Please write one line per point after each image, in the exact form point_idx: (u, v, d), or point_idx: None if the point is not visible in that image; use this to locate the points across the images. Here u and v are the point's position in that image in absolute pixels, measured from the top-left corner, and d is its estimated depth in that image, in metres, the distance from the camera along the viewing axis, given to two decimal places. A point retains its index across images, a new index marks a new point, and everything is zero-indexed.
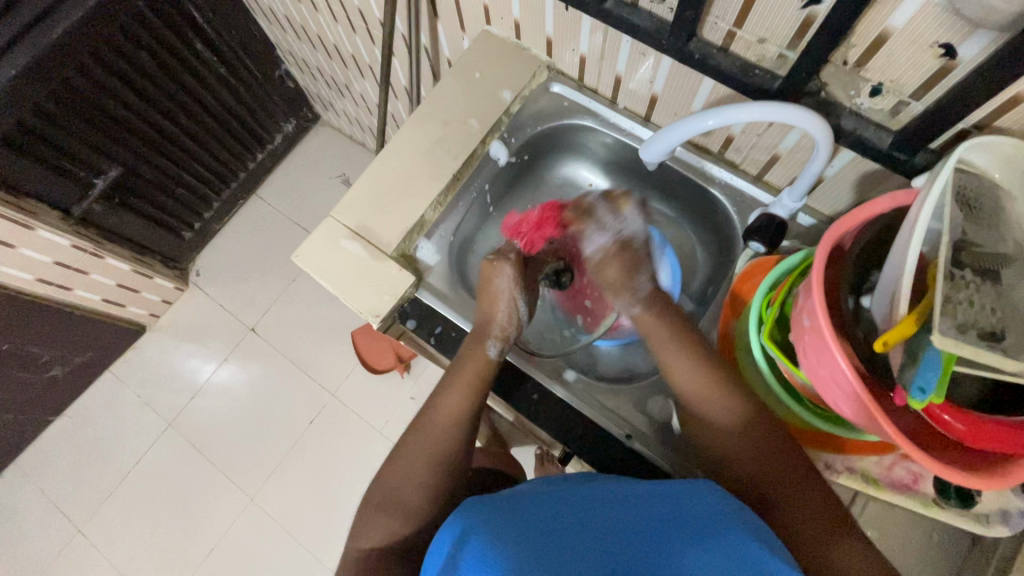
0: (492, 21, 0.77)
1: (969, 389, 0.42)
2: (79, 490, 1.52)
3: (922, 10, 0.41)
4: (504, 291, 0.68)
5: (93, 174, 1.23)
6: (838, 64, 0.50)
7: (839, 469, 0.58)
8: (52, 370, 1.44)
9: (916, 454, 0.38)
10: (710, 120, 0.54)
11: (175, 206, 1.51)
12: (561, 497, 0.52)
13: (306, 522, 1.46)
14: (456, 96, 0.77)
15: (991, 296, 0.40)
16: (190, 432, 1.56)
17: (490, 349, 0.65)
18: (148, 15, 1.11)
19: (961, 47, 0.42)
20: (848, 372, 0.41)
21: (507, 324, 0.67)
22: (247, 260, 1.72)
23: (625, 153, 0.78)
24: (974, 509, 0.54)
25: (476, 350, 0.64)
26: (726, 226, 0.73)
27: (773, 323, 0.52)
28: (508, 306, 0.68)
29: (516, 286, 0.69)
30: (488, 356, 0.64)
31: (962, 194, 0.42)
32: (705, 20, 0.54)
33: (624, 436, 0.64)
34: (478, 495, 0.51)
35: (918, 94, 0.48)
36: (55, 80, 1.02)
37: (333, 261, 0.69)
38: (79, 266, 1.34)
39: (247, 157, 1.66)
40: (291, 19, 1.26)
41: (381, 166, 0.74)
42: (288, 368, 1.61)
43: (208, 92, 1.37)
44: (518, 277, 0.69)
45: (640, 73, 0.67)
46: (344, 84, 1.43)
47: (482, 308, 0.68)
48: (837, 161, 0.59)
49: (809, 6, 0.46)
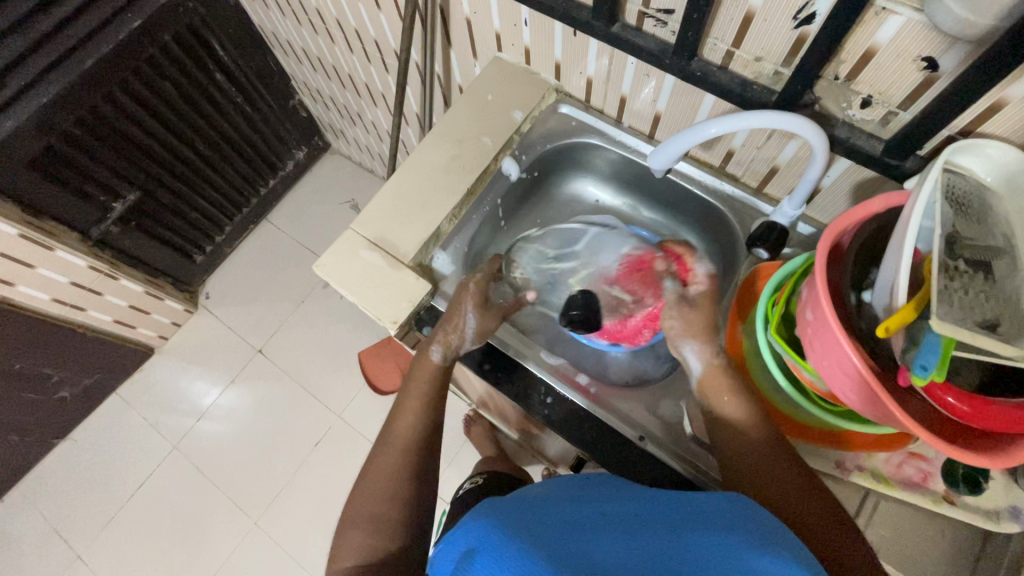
0: (503, 48, 0.82)
1: (970, 376, 0.43)
2: (81, 515, 1.50)
3: (904, 27, 0.45)
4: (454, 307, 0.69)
5: (112, 198, 1.27)
6: (830, 78, 0.54)
7: (850, 467, 0.59)
8: (60, 392, 1.45)
9: (924, 435, 0.40)
10: (713, 129, 0.57)
11: (188, 229, 1.55)
12: (559, 504, 0.52)
13: (310, 546, 1.44)
14: (470, 116, 0.81)
15: (984, 286, 0.42)
16: (195, 455, 1.55)
17: (433, 354, 0.67)
18: (174, 48, 1.18)
19: (942, 59, 0.46)
20: (850, 352, 0.42)
21: (461, 329, 0.67)
22: (257, 282, 1.75)
23: (630, 169, 0.83)
24: (983, 505, 0.56)
25: (422, 356, 0.67)
26: (729, 236, 0.76)
27: (779, 321, 0.55)
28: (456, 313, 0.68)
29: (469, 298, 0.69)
30: (429, 359, 0.67)
31: (951, 192, 0.45)
32: (705, 41, 0.59)
33: (637, 438, 0.66)
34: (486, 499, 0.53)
35: (906, 105, 0.52)
36: (83, 108, 1.08)
37: (351, 271, 0.72)
38: (94, 286, 1.36)
39: (260, 183, 1.71)
40: (308, 52, 1.33)
41: (398, 182, 0.78)
42: (295, 389, 1.61)
43: (226, 122, 1.44)
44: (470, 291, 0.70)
45: (644, 93, 0.71)
46: (356, 113, 1.49)
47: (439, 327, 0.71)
48: (834, 170, 0.62)
49: (801, 26, 0.51)
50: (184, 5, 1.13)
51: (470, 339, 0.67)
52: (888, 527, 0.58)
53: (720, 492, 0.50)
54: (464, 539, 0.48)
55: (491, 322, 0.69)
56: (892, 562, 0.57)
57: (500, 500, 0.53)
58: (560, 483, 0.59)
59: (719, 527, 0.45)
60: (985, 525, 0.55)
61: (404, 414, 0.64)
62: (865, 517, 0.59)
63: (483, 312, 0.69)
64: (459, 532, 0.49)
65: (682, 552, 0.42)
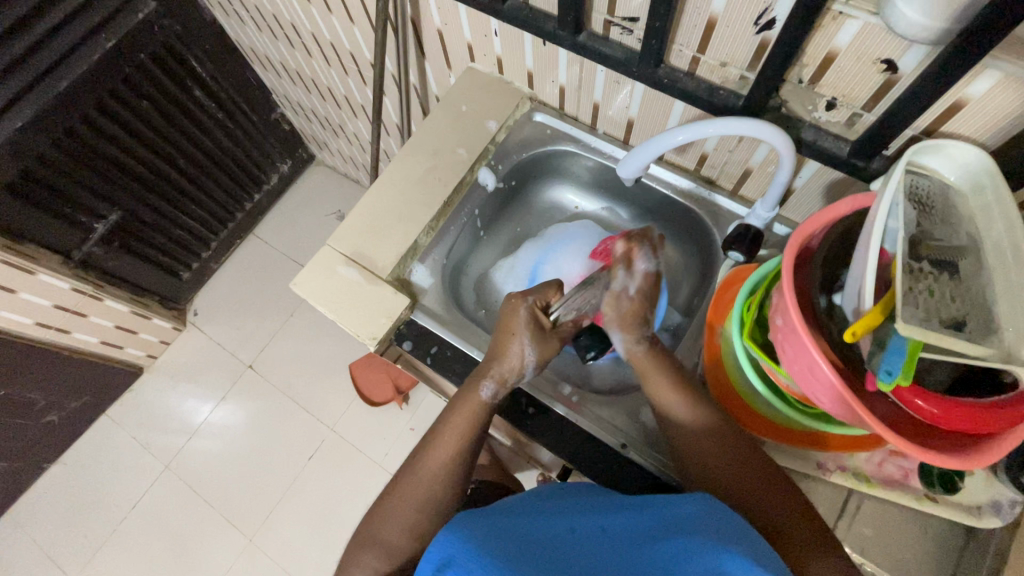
0: (476, 58, 0.82)
1: (941, 375, 0.44)
2: (74, 540, 1.48)
3: (862, 30, 0.45)
4: (518, 334, 0.64)
5: (93, 219, 1.26)
6: (795, 82, 0.54)
7: (831, 467, 0.59)
8: (48, 416, 1.43)
9: (894, 439, 0.40)
10: (681, 135, 0.57)
11: (173, 247, 1.54)
12: (538, 522, 0.51)
13: (306, 562, 1.43)
14: (445, 127, 0.81)
15: (950, 285, 0.43)
16: (188, 474, 1.54)
17: (483, 391, 0.64)
18: (150, 67, 1.17)
19: (901, 61, 0.46)
20: (818, 359, 0.42)
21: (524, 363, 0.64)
22: (245, 297, 1.74)
23: (606, 175, 0.83)
24: (965, 501, 0.56)
25: (471, 392, 0.64)
26: (706, 239, 0.76)
27: (753, 324, 0.55)
28: (517, 351, 0.64)
29: (529, 334, 0.64)
30: (480, 397, 0.64)
31: (914, 194, 0.45)
32: (671, 47, 0.59)
33: (619, 446, 0.66)
34: (465, 511, 0.52)
35: (869, 106, 0.52)
36: (59, 130, 1.07)
37: (329, 287, 0.72)
38: (79, 308, 1.35)
39: (244, 198, 1.70)
40: (287, 66, 1.32)
41: (374, 197, 0.77)
42: (287, 404, 1.60)
43: (208, 138, 1.43)
44: (531, 324, 0.65)
45: (616, 99, 0.71)
46: (337, 124, 1.49)
47: (494, 343, 0.66)
48: (805, 171, 0.63)
49: (762, 31, 0.51)
50: (159, 22, 1.13)
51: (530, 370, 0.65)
52: (871, 526, 0.58)
53: (692, 494, 0.51)
54: (444, 550, 0.45)
55: (549, 354, 0.66)
56: (877, 562, 0.57)
57: (477, 513, 0.52)
58: (531, 496, 0.59)
59: (690, 528, 0.46)
60: (968, 521, 0.55)
61: (441, 440, 0.63)
62: (849, 518, 0.59)
63: (546, 344, 0.65)
64: (436, 544, 0.47)
65: (656, 558, 0.43)
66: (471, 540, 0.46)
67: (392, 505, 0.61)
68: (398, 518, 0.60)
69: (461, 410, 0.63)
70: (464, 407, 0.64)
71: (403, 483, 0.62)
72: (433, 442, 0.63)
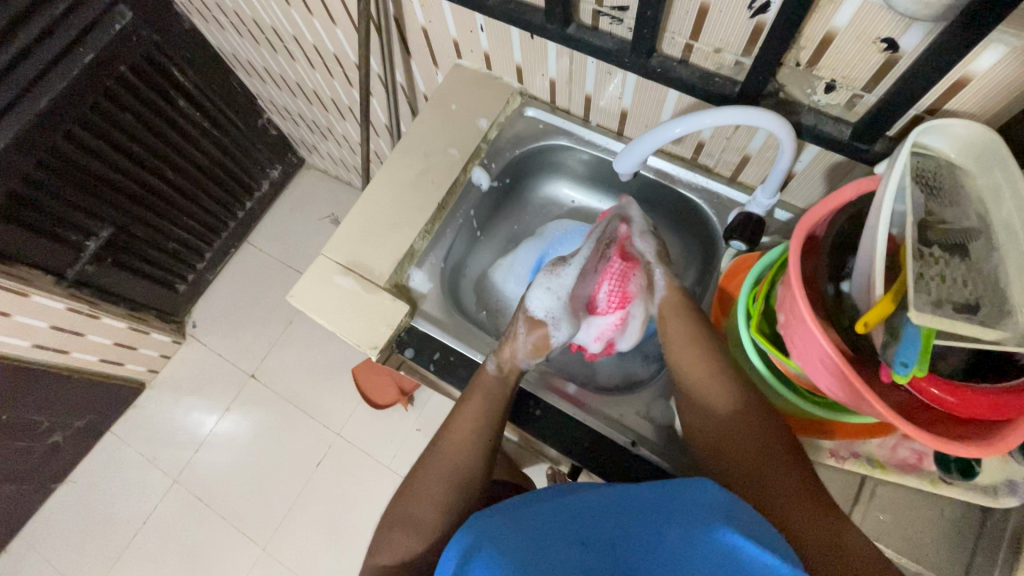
0: (462, 55, 0.80)
1: (955, 361, 0.43)
2: (86, 559, 1.48)
3: (860, 10, 0.44)
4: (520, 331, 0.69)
5: (84, 236, 1.24)
6: (792, 66, 0.53)
7: (845, 455, 0.59)
8: (53, 437, 1.42)
9: (910, 426, 0.39)
10: (678, 128, 0.56)
11: (168, 260, 1.53)
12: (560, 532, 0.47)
13: (320, 567, 1.43)
14: (436, 128, 0.79)
15: (962, 269, 0.41)
16: (196, 487, 1.54)
17: (487, 363, 0.67)
18: (132, 79, 1.15)
19: (901, 40, 0.45)
20: (827, 347, 0.41)
21: (514, 344, 0.67)
22: (243, 306, 1.73)
23: (603, 168, 0.81)
24: (978, 482, 0.55)
25: (480, 372, 0.67)
26: (707, 228, 0.75)
27: (760, 316, 0.54)
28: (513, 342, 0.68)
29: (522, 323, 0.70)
30: (485, 370, 0.66)
31: (921, 176, 0.44)
32: (663, 35, 0.57)
33: (630, 443, 0.64)
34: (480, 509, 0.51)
35: (870, 87, 0.51)
36: (43, 148, 1.05)
37: (328, 298, 0.70)
38: (75, 327, 1.34)
39: (235, 207, 1.68)
40: (270, 70, 1.30)
41: (368, 203, 0.76)
42: (291, 412, 1.60)
43: (194, 147, 1.40)
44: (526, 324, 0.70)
45: (609, 90, 0.70)
46: (325, 127, 1.46)
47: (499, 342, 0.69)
48: (805, 155, 0.62)
49: (756, 15, 0.49)
50: (137, 33, 1.10)
51: (523, 355, 0.68)
52: (887, 511, 0.57)
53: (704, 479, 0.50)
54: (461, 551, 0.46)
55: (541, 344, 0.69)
56: (894, 545, 0.56)
57: (504, 517, 0.49)
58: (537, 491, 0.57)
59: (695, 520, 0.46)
60: (984, 501, 0.54)
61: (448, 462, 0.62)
62: (864, 503, 0.58)
63: (536, 331, 0.69)
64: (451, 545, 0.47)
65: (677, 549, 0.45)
66: (482, 539, 0.46)
67: (421, 485, 0.61)
68: (432, 493, 0.60)
69: (464, 424, 0.64)
70: (479, 392, 0.65)
71: (431, 465, 0.62)
72: (452, 423, 0.64)
